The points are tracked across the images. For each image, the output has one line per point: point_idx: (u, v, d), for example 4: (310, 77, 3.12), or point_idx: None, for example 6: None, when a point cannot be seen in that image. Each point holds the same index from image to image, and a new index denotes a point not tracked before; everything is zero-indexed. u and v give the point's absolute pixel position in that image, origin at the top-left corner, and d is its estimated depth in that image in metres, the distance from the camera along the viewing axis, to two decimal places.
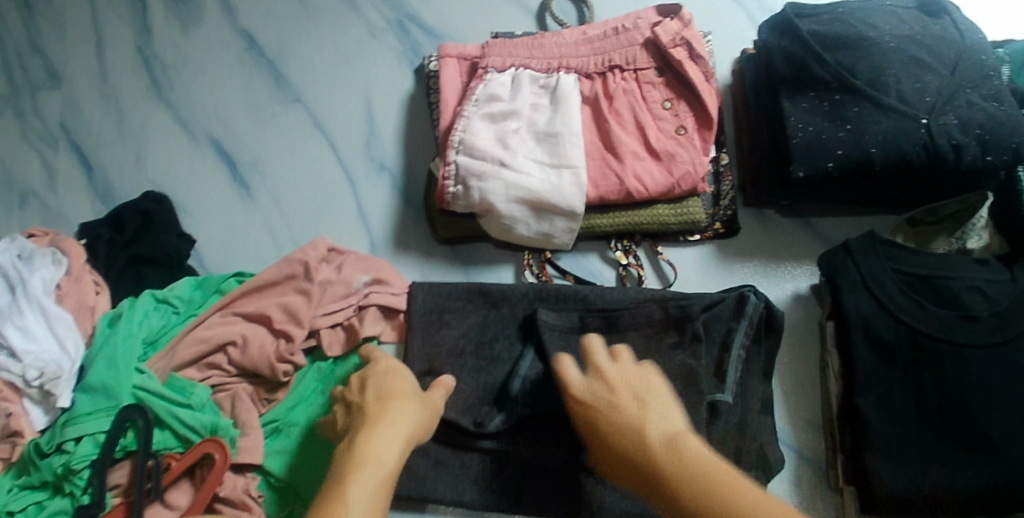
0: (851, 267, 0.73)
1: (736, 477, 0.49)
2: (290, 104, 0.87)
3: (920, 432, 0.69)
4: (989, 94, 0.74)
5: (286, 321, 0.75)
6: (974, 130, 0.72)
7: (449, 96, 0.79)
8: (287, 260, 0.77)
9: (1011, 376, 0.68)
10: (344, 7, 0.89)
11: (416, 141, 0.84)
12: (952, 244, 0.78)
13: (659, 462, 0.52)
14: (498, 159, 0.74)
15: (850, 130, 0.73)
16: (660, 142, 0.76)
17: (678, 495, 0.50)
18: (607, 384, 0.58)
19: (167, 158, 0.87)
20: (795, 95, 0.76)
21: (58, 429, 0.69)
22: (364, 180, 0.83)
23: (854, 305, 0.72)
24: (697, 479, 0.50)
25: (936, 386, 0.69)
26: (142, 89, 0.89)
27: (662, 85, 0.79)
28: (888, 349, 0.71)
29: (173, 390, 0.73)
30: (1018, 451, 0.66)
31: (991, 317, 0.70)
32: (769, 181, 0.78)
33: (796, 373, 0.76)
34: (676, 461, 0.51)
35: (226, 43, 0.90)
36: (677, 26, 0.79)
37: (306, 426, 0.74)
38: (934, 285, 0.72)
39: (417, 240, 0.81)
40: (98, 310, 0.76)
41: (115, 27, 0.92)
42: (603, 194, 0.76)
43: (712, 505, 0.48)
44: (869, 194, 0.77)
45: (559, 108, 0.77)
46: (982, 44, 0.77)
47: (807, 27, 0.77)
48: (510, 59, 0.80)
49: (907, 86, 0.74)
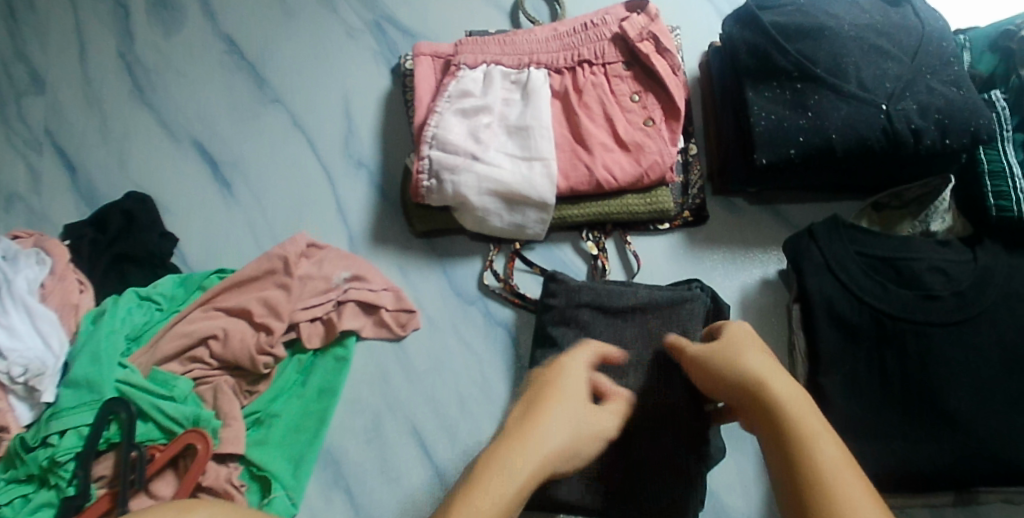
0: (816, 251, 0.76)
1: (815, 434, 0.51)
2: (269, 104, 0.89)
3: (883, 410, 0.72)
4: (948, 79, 0.76)
5: (266, 314, 0.76)
6: (933, 115, 0.74)
7: (423, 93, 0.81)
8: (268, 255, 0.79)
9: (967, 352, 0.73)
10: (322, 9, 0.92)
11: (393, 137, 0.86)
12: (916, 227, 0.81)
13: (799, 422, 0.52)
14: (470, 152, 0.76)
15: (810, 117, 0.75)
16: (629, 133, 0.79)
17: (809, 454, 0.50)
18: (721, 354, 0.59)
19: (150, 160, 0.88)
20: (760, 85, 0.78)
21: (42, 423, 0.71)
22: (342, 177, 0.85)
23: (818, 287, 0.75)
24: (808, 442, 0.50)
25: (897, 364, 0.73)
26: (125, 93, 0.91)
27: (631, 79, 0.81)
28: (850, 328, 0.74)
29: (156, 383, 0.74)
30: (973, 423, 0.71)
31: (949, 297, 0.74)
32: (737, 170, 0.80)
33: None
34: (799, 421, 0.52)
35: (206, 46, 0.92)
36: (644, 22, 0.81)
37: (286, 417, 0.76)
38: (896, 267, 0.75)
39: (394, 234, 0.83)
40: (81, 308, 0.78)
41: (99, 34, 0.94)
42: (573, 185, 0.78)
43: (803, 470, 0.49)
44: (832, 180, 0.79)
45: (530, 102, 0.79)
46: (941, 32, 0.79)
47: (771, 17, 0.79)
48: (482, 56, 0.82)
49: (867, 73, 0.76)
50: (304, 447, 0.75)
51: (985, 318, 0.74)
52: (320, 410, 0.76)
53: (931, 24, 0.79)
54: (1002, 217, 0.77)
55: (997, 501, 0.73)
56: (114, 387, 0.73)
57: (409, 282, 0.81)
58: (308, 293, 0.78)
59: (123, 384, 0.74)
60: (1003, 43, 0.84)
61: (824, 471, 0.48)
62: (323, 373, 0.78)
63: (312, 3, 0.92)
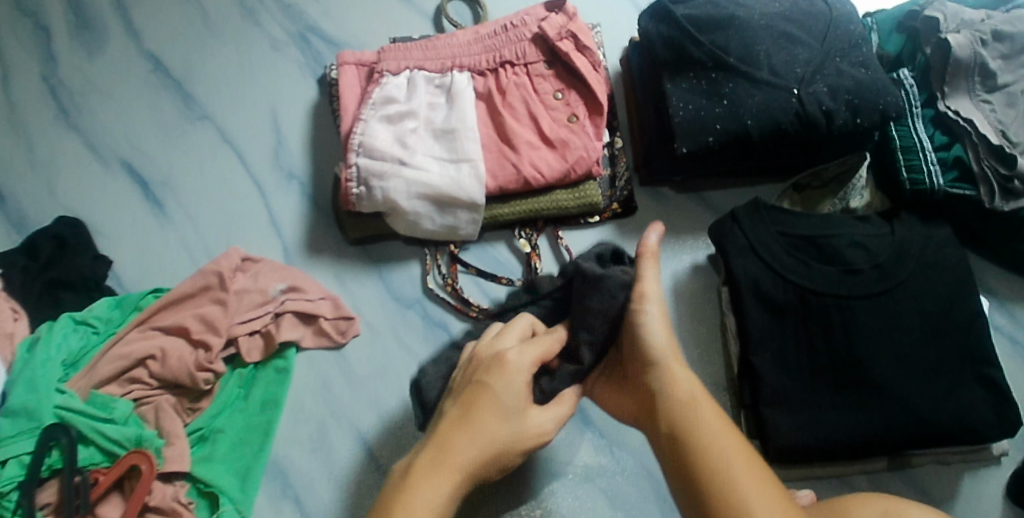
0: (739, 233, 0.78)
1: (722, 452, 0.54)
2: (198, 121, 0.89)
3: (812, 383, 0.75)
4: (855, 61, 0.79)
5: (203, 330, 0.77)
6: (843, 96, 0.77)
7: (348, 102, 0.82)
8: (202, 272, 0.79)
9: (889, 321, 0.76)
10: (246, 24, 0.92)
11: (323, 147, 0.86)
12: (836, 204, 0.83)
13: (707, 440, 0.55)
14: (397, 158, 0.77)
15: (726, 105, 0.78)
16: (553, 131, 0.80)
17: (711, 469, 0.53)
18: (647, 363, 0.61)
19: (79, 183, 0.88)
20: (676, 75, 0.80)
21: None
22: (274, 190, 0.85)
23: (743, 269, 0.77)
24: (716, 461, 0.53)
25: (824, 338, 0.76)
26: (51, 118, 0.91)
27: (553, 77, 0.82)
28: (776, 306, 0.77)
29: (96, 407, 0.74)
30: (897, 389, 0.73)
31: (869, 270, 0.77)
32: (659, 159, 0.82)
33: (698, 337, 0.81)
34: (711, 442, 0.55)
35: (132, 68, 0.92)
36: (562, 21, 0.82)
37: (230, 432, 0.77)
38: (817, 245, 0.78)
39: (329, 242, 0.83)
40: (17, 336, 0.78)
41: (21, 59, 0.93)
42: (502, 185, 0.79)
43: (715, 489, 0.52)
44: (752, 164, 0.82)
45: (454, 106, 0.80)
46: (847, 16, 0.81)
47: (684, 10, 0.81)
48: (405, 62, 0.82)
49: (778, 60, 0.78)
50: (251, 458, 0.76)
51: (905, 288, 0.77)
52: (263, 420, 0.77)
53: (838, 9, 0.82)
54: (916, 190, 0.80)
55: (931, 462, 0.77)
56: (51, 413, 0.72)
57: (346, 289, 0.82)
58: (244, 306, 0.79)
59: (62, 409, 0.73)
60: (908, 23, 0.87)
61: (733, 492, 0.52)
62: (264, 384, 0.78)
63: (236, 18, 0.92)
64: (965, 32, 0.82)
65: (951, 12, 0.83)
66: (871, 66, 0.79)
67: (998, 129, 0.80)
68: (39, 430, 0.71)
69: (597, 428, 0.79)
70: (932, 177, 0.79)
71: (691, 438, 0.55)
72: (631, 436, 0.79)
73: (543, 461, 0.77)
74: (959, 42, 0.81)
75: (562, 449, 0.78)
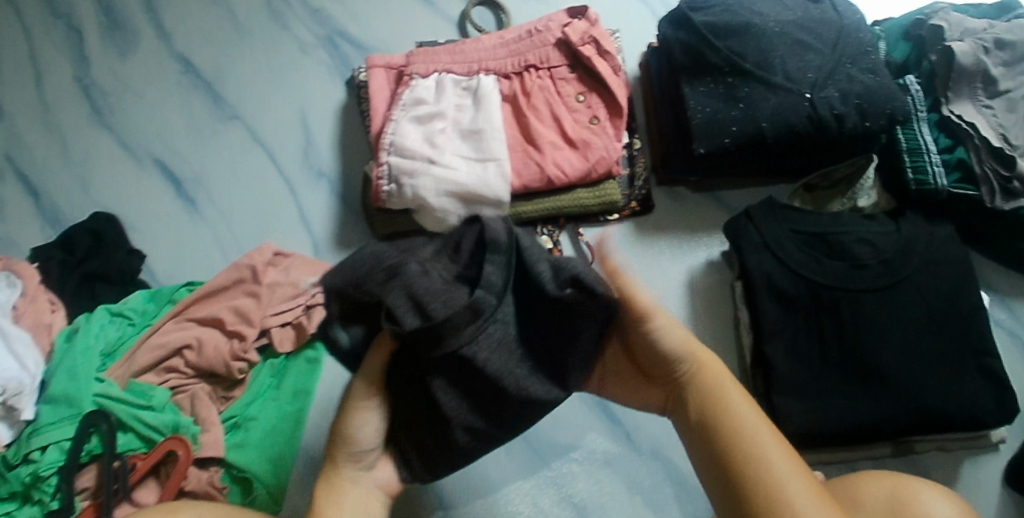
0: (752, 230, 0.81)
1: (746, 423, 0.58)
2: (229, 121, 0.92)
3: (823, 373, 0.78)
4: (865, 67, 0.83)
5: (237, 321, 0.79)
6: (853, 100, 0.81)
7: (379, 103, 0.85)
8: (235, 266, 0.82)
9: (895, 315, 0.79)
10: (275, 27, 0.95)
11: (352, 147, 0.90)
12: (846, 203, 0.87)
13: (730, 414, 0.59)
14: (427, 157, 0.81)
15: (742, 108, 0.81)
16: (576, 132, 0.84)
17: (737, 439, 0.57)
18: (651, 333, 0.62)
19: (114, 180, 0.90)
20: (694, 79, 0.84)
21: (23, 440, 0.73)
22: (303, 187, 0.89)
23: (757, 264, 0.80)
24: (743, 432, 0.57)
25: (834, 330, 0.79)
26: (83, 117, 0.93)
27: (575, 80, 0.86)
28: (789, 300, 0.80)
29: (133, 395, 0.77)
30: (904, 380, 0.77)
31: (877, 265, 0.80)
32: (677, 160, 0.86)
33: (713, 330, 0.84)
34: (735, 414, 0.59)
35: (163, 68, 0.94)
36: (585, 26, 0.86)
37: (263, 419, 0.79)
38: (827, 241, 0.81)
39: (358, 238, 0.87)
40: (55, 327, 0.80)
41: (53, 59, 0.96)
42: (526, 183, 0.83)
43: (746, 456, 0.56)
44: (766, 165, 0.86)
45: (481, 107, 0.83)
46: (856, 24, 0.85)
47: (701, 17, 0.85)
48: (433, 65, 0.86)
49: (792, 65, 0.82)
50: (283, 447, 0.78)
51: (910, 283, 0.80)
52: (295, 410, 0.79)
53: (847, 17, 0.86)
54: (921, 189, 0.84)
55: (933, 448, 0.80)
56: (91, 400, 0.75)
57: None
58: (276, 298, 0.81)
59: (101, 396, 0.76)
60: (915, 32, 0.91)
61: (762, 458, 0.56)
62: (295, 374, 0.81)
63: (265, 21, 0.95)
64: (968, 40, 0.87)
65: (954, 22, 0.88)
66: (880, 72, 0.83)
67: (999, 132, 0.85)
68: (79, 416, 0.74)
69: (616, 417, 0.82)
70: (937, 178, 0.83)
71: (718, 409, 0.59)
72: (648, 423, 0.82)
73: (562, 447, 0.80)
74: (964, 49, 0.85)
75: (580, 434, 0.81)
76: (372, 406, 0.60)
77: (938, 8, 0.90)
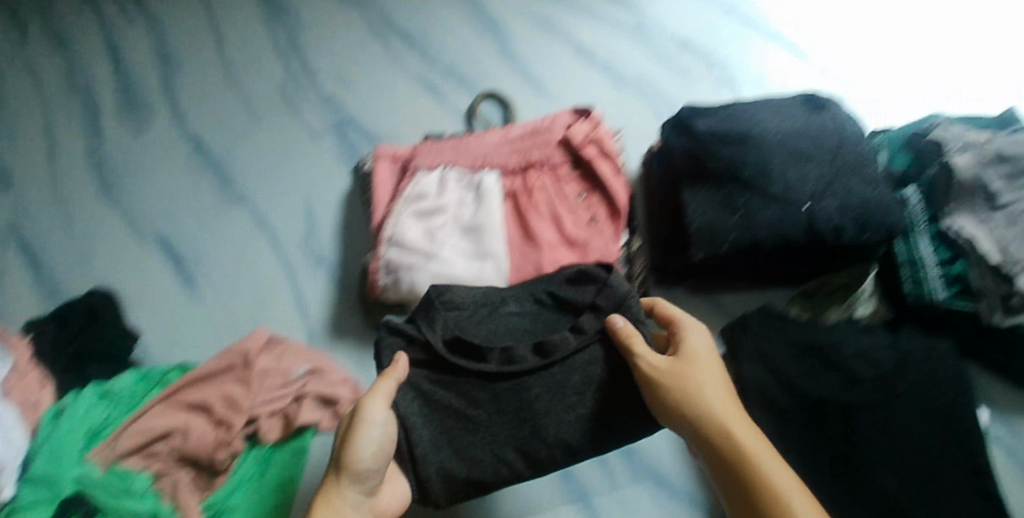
0: (745, 341, 0.81)
1: (759, 455, 0.68)
2: (233, 202, 0.93)
3: (816, 493, 0.76)
4: (865, 178, 0.83)
5: (224, 408, 0.79)
6: (851, 212, 0.81)
7: (381, 195, 0.86)
8: (227, 351, 0.82)
9: (890, 434, 0.77)
10: (286, 112, 0.97)
11: (353, 233, 0.90)
12: (842, 313, 0.88)
13: (737, 445, 0.69)
14: (425, 252, 0.81)
15: (740, 216, 0.82)
16: (575, 231, 0.84)
17: (744, 470, 0.67)
18: (679, 371, 0.71)
19: (115, 256, 0.91)
20: (692, 185, 0.84)
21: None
22: (303, 273, 0.89)
23: (751, 376, 0.79)
24: (748, 465, 0.67)
25: (827, 448, 0.77)
26: (92, 190, 0.95)
27: (576, 180, 0.87)
28: (782, 413, 0.78)
29: (116, 482, 0.76)
30: (898, 504, 0.74)
31: (872, 381, 0.78)
32: (676, 262, 0.87)
33: None
34: (735, 445, 0.69)
35: (174, 146, 0.97)
36: (588, 127, 0.88)
37: (242, 512, 0.77)
38: (823, 353, 0.80)
39: (353, 325, 0.86)
40: (42, 405, 0.79)
41: (68, 132, 0.98)
42: (524, 280, 0.83)
43: (757, 488, 0.66)
44: (762, 272, 0.86)
45: (482, 204, 0.84)
46: (855, 136, 0.87)
47: (704, 121, 0.86)
48: (437, 160, 0.87)
49: (791, 175, 0.83)
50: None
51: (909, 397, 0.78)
52: (278, 502, 0.78)
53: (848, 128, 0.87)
54: (917, 302, 0.87)
55: None
56: (73, 486, 0.75)
57: (367, 372, 0.84)
58: (264, 385, 0.80)
59: (81, 482, 0.75)
60: (917, 142, 0.92)
61: (779, 490, 0.66)
62: (282, 467, 0.79)
63: (277, 106, 0.98)
64: (969, 153, 0.87)
65: (956, 134, 0.89)
66: (879, 183, 0.84)
67: (998, 247, 0.83)
68: (59, 503, 0.74)
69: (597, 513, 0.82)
70: (934, 290, 0.85)
71: (729, 440, 0.69)
72: None
73: None
74: (963, 163, 0.86)
75: None
76: (372, 422, 0.67)
77: (937, 121, 0.92)
